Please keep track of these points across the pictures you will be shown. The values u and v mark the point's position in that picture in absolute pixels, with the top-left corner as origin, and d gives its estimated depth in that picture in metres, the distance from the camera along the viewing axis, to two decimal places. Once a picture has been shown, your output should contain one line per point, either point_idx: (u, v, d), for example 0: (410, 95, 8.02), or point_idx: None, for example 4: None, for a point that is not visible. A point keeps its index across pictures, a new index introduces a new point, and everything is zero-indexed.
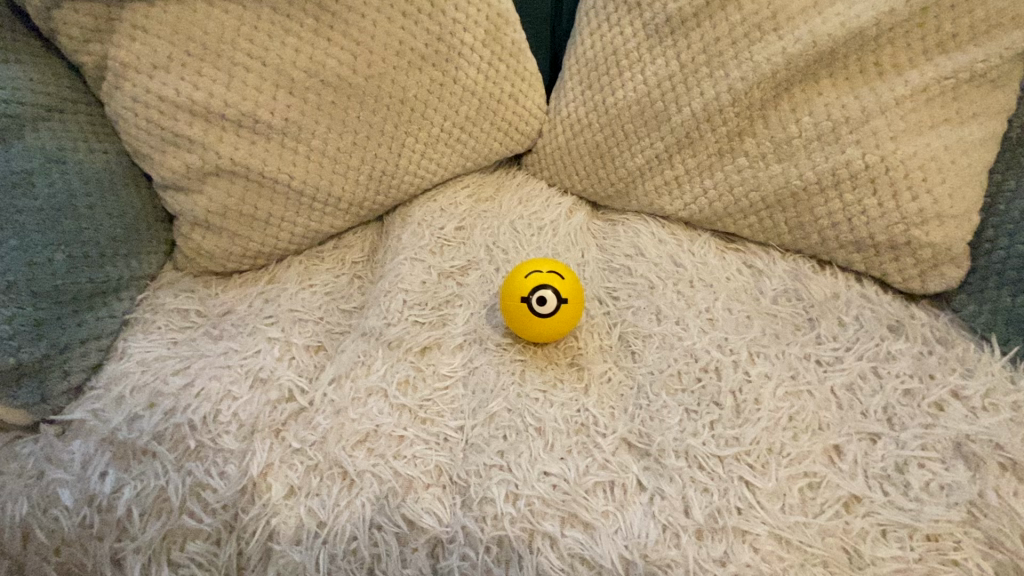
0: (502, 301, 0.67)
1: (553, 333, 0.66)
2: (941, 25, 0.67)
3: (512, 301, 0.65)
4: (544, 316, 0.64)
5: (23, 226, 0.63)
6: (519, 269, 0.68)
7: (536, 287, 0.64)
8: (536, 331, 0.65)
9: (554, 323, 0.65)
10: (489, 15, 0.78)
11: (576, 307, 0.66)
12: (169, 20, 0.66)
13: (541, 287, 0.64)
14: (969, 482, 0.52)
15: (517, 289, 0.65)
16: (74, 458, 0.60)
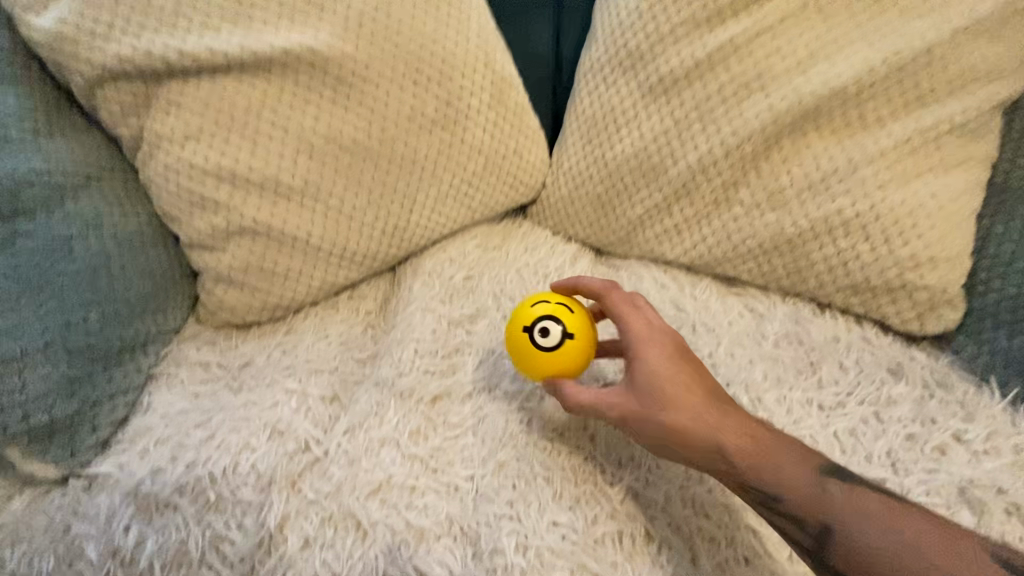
0: (507, 333, 0.66)
1: (560, 369, 0.63)
2: (917, 82, 0.71)
3: (513, 334, 0.65)
4: (544, 348, 0.63)
5: (62, 287, 0.68)
6: (528, 300, 0.68)
7: (536, 317, 0.64)
8: (540, 366, 0.63)
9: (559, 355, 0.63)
10: (493, 80, 0.84)
11: (583, 344, 0.64)
12: (200, 96, 0.72)
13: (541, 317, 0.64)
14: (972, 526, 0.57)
15: (521, 319, 0.65)
16: (100, 512, 0.62)
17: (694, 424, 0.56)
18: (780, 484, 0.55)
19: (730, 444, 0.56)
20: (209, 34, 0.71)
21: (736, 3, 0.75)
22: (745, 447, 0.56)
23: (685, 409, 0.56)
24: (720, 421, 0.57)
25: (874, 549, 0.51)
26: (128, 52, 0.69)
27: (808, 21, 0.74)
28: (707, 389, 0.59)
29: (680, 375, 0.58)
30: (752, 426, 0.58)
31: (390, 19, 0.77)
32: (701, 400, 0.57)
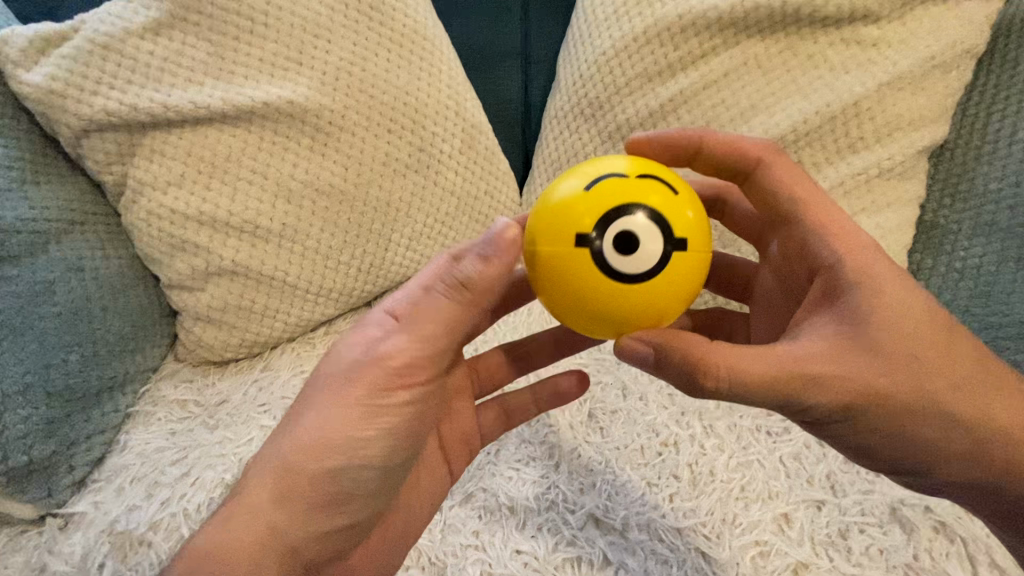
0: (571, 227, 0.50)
1: (665, 285, 0.49)
2: (850, 130, 0.77)
3: (579, 234, 0.49)
4: (624, 243, 0.49)
5: (43, 330, 0.70)
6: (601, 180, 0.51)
7: (614, 203, 0.49)
8: (631, 285, 0.49)
9: (660, 259, 0.49)
10: (464, 127, 0.89)
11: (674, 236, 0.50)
12: (184, 145, 0.76)
13: (623, 207, 0.49)
14: (905, 545, 0.61)
15: (591, 207, 0.49)
16: (75, 550, 0.67)
17: (890, 368, 0.49)
18: (929, 419, 0.50)
19: (895, 386, 0.49)
20: (193, 88, 0.76)
21: (685, 59, 0.82)
22: (905, 387, 0.49)
23: (887, 357, 0.49)
24: (918, 363, 0.49)
25: (1017, 446, 0.51)
26: (115, 106, 0.73)
27: (750, 75, 0.80)
28: (928, 330, 0.50)
29: (908, 312, 0.49)
30: (907, 363, 0.49)
31: (366, 73, 0.82)
32: (900, 344, 0.49)
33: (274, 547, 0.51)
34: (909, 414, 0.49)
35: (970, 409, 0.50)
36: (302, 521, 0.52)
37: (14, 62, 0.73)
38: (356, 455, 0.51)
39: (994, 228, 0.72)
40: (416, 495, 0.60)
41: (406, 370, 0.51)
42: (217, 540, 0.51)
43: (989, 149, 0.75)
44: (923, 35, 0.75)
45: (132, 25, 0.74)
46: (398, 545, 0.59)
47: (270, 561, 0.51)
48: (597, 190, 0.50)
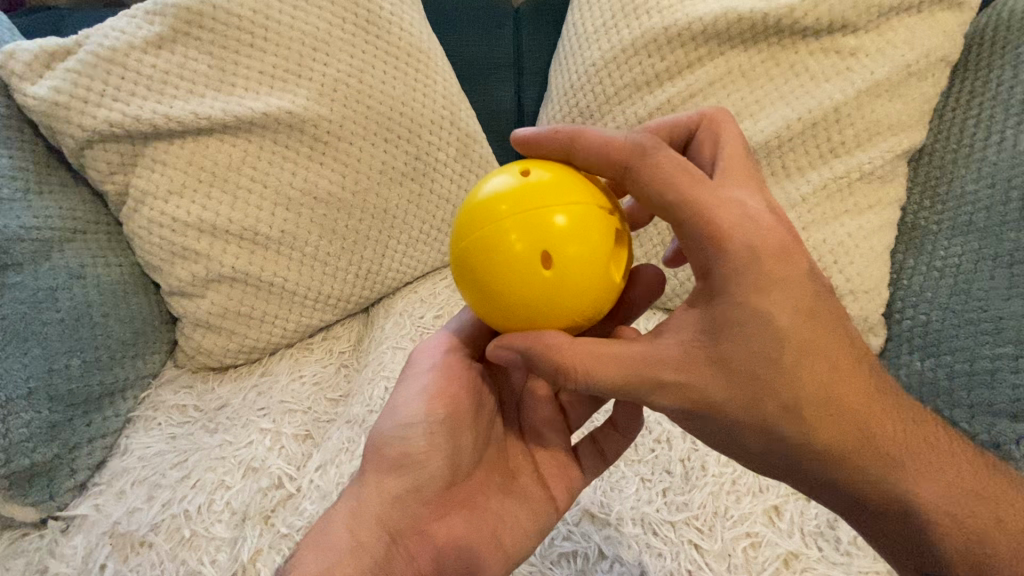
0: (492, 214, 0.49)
1: (541, 298, 0.48)
2: (830, 136, 0.80)
3: (487, 238, 0.49)
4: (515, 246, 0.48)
5: (47, 336, 0.72)
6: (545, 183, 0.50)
7: (531, 204, 0.48)
8: (512, 295, 0.48)
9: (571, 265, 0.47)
10: (458, 136, 0.91)
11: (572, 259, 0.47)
12: (184, 154, 0.78)
13: (540, 211, 0.48)
14: None
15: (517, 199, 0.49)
16: (77, 552, 0.67)
17: (750, 382, 0.46)
18: (787, 430, 0.48)
19: (751, 402, 0.47)
20: (194, 99, 0.78)
21: (671, 69, 0.85)
22: (772, 404, 0.47)
23: (750, 371, 0.46)
24: (781, 377, 0.46)
25: (875, 458, 0.50)
26: (118, 118, 0.75)
27: (734, 84, 0.83)
28: (799, 341, 0.46)
29: (783, 326, 0.45)
30: (777, 379, 0.46)
31: (363, 84, 0.84)
32: (769, 358, 0.46)
33: (365, 522, 0.54)
34: (773, 424, 0.48)
35: (833, 423, 0.49)
36: (386, 489, 0.56)
37: (19, 76, 0.75)
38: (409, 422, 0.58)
39: (971, 228, 0.74)
40: (511, 505, 0.59)
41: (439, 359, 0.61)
42: (322, 519, 0.56)
43: (966, 151, 0.77)
44: (899, 45, 0.79)
45: (135, 40, 0.76)
46: (491, 552, 0.57)
47: (364, 531, 0.54)
48: (518, 189, 0.49)
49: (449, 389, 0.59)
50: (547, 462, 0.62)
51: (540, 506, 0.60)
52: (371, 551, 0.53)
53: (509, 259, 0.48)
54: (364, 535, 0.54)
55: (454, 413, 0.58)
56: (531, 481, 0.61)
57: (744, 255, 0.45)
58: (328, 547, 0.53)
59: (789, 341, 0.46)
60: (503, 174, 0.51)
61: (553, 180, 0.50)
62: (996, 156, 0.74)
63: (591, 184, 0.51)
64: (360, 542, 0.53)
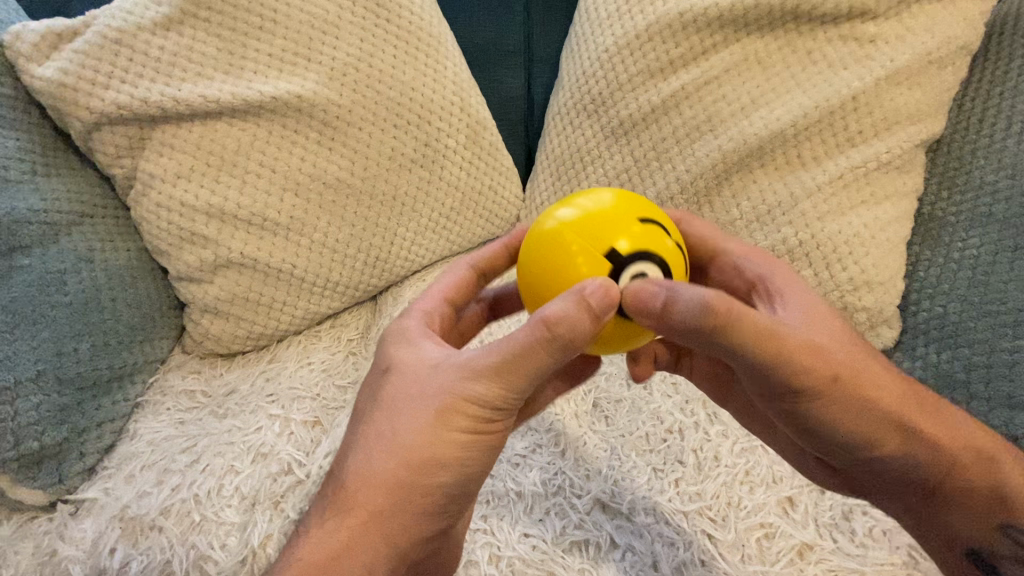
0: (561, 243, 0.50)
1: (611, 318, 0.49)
2: (847, 124, 0.78)
3: (557, 269, 0.50)
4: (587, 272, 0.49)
5: (55, 319, 0.71)
6: (614, 215, 0.50)
7: (597, 233, 0.49)
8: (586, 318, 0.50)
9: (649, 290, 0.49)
10: (468, 123, 0.89)
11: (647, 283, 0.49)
12: (193, 138, 0.77)
13: (608, 241, 0.49)
14: None
15: (589, 230, 0.50)
16: (86, 536, 0.68)
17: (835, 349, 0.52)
18: (869, 405, 0.52)
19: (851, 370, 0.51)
20: (202, 82, 0.76)
21: (686, 55, 0.83)
22: (868, 377, 0.52)
23: (843, 341, 0.52)
24: (863, 351, 0.53)
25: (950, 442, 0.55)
26: (126, 100, 0.74)
27: (749, 71, 0.82)
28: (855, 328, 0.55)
29: (825, 316, 0.53)
30: (862, 357, 0.53)
31: (372, 69, 0.83)
32: (834, 329, 0.53)
33: (384, 558, 0.49)
34: (862, 390, 0.52)
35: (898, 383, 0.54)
36: (410, 532, 0.49)
37: (26, 57, 0.74)
38: (459, 470, 0.50)
39: (990, 220, 0.73)
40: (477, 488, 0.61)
41: (504, 406, 0.49)
42: (317, 552, 0.49)
43: (986, 141, 0.76)
44: (919, 32, 0.77)
45: (144, 21, 0.75)
46: (466, 531, 0.59)
47: (380, 569, 0.49)
48: (583, 220, 0.50)
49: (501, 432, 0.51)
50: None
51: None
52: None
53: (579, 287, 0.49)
54: (383, 570, 0.49)
55: (496, 451, 0.52)
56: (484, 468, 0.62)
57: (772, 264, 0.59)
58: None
59: (854, 335, 0.54)
60: (563, 207, 0.52)
61: (612, 209, 0.51)
62: (1016, 147, 0.73)
63: (642, 206, 0.52)
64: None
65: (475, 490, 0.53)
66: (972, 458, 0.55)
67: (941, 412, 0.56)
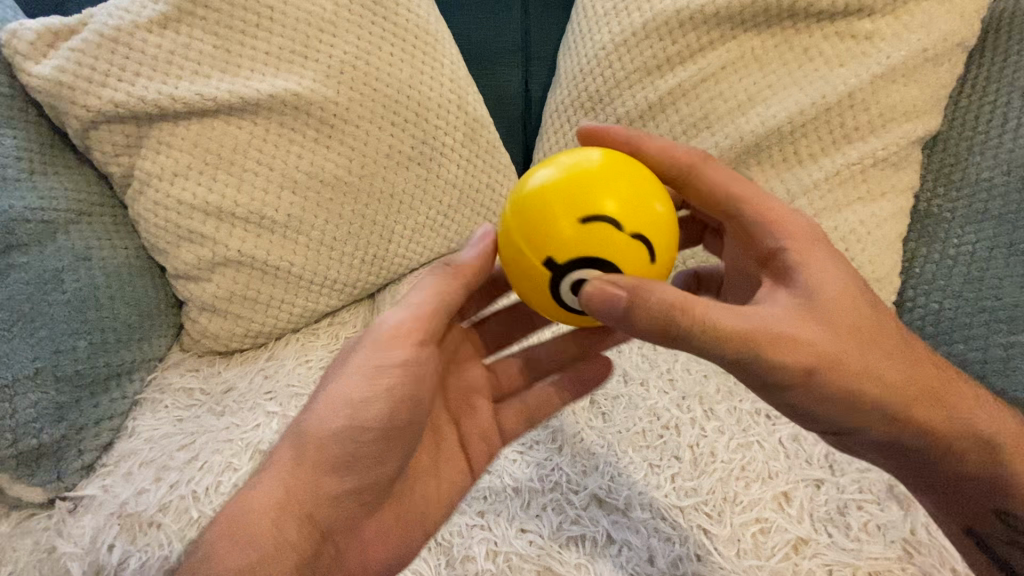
0: (544, 202, 0.52)
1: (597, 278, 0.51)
2: (844, 121, 0.79)
3: (540, 227, 0.51)
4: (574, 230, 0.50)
5: (53, 317, 0.72)
6: (597, 178, 0.52)
7: (581, 193, 0.51)
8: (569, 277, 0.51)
9: (631, 249, 0.51)
10: (466, 120, 0.89)
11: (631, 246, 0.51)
12: (190, 136, 0.77)
13: (592, 200, 0.51)
14: (902, 520, 0.63)
15: (574, 189, 0.51)
16: (85, 533, 0.68)
17: (831, 343, 0.50)
18: (855, 393, 0.51)
19: (841, 363, 0.50)
20: (199, 80, 0.77)
21: (683, 53, 0.83)
22: (861, 368, 0.51)
23: (838, 331, 0.50)
24: (864, 340, 0.51)
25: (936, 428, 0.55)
26: (124, 98, 0.74)
27: (746, 68, 0.82)
28: (863, 312, 0.52)
29: (831, 298, 0.51)
30: (859, 347, 0.51)
31: (370, 67, 0.83)
32: (840, 315, 0.51)
33: (290, 517, 0.54)
34: (844, 381, 0.50)
35: (897, 365, 0.53)
36: (318, 493, 0.55)
37: (22, 55, 0.73)
38: (362, 433, 0.54)
39: (986, 217, 0.73)
40: (433, 486, 0.61)
41: (397, 362, 0.55)
42: (245, 505, 0.55)
43: (982, 138, 0.76)
44: (916, 29, 0.77)
45: (140, 19, 0.75)
46: (404, 537, 0.59)
47: (288, 526, 0.54)
48: (567, 180, 0.52)
49: (399, 391, 0.55)
50: (470, 428, 0.64)
51: (461, 482, 0.62)
52: (299, 544, 0.54)
53: (562, 245, 0.51)
54: (289, 532, 0.54)
55: (406, 420, 0.56)
56: (450, 463, 0.62)
57: (804, 234, 0.54)
58: (253, 539, 0.53)
59: (858, 322, 0.51)
60: (548, 166, 0.54)
61: (599, 168, 0.53)
62: (1011, 144, 0.73)
63: (631, 167, 0.54)
64: (287, 538, 0.54)
65: (383, 460, 0.56)
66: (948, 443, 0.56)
67: (945, 392, 0.56)
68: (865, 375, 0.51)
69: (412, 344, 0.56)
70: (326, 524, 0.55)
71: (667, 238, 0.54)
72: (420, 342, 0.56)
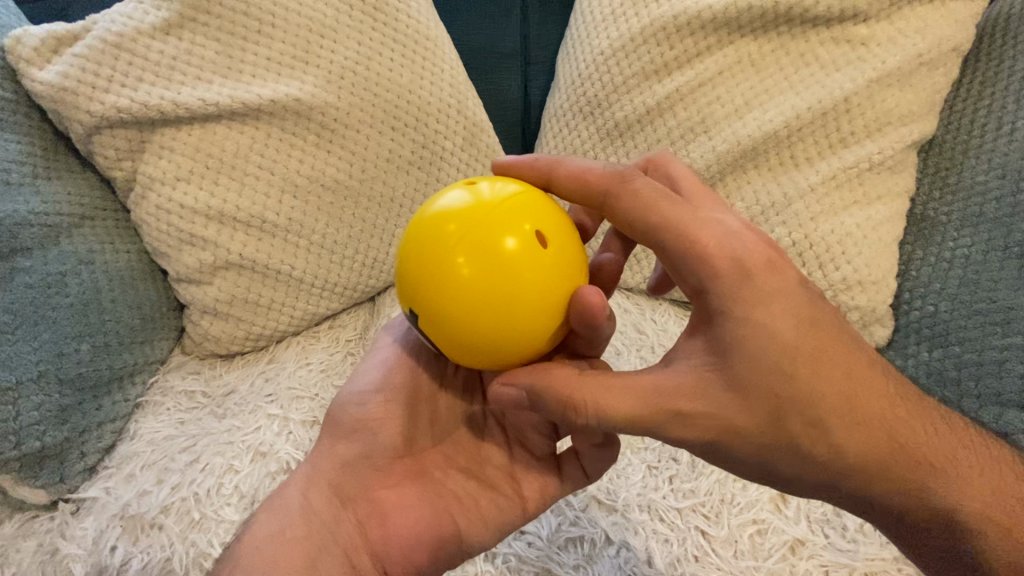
0: (441, 235, 0.49)
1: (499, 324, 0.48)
2: (840, 126, 0.79)
3: (435, 263, 0.49)
4: (469, 271, 0.48)
5: (56, 320, 0.72)
6: (503, 210, 0.50)
7: (482, 227, 0.48)
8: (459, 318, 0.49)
9: (519, 297, 0.48)
10: (465, 125, 0.90)
11: (535, 290, 0.48)
12: (192, 141, 0.78)
13: (489, 235, 0.48)
14: None
15: (474, 223, 0.49)
16: (87, 534, 0.68)
17: (745, 399, 0.46)
18: (786, 454, 0.48)
19: (753, 430, 0.47)
20: (201, 85, 0.77)
21: (680, 58, 0.84)
22: (783, 434, 0.47)
23: (749, 395, 0.46)
24: (793, 401, 0.46)
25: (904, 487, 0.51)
26: (126, 103, 0.75)
27: (743, 73, 0.83)
28: (797, 362, 0.46)
29: (749, 359, 0.45)
30: (782, 415, 0.46)
31: (370, 72, 0.84)
32: (764, 368, 0.45)
33: (318, 489, 0.59)
34: (755, 448, 0.48)
35: (844, 405, 0.48)
36: (342, 463, 0.60)
37: (27, 61, 0.74)
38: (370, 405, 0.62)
39: (981, 220, 0.74)
40: (467, 483, 0.60)
41: (396, 345, 0.66)
42: (284, 483, 0.61)
43: (977, 142, 0.77)
44: (911, 34, 0.78)
45: (143, 26, 0.76)
46: (439, 530, 0.57)
47: (314, 496, 0.58)
48: (471, 208, 0.49)
49: (401, 365, 0.64)
50: (522, 450, 0.61)
51: (500, 497, 0.59)
52: (325, 514, 0.57)
53: (453, 286, 0.48)
54: (316, 505, 0.58)
55: (410, 391, 0.63)
56: (498, 468, 0.61)
57: (737, 276, 0.45)
58: (285, 510, 0.58)
59: (785, 382, 0.46)
60: (458, 190, 0.52)
61: (504, 204, 0.50)
62: (1006, 147, 0.74)
63: (543, 207, 0.51)
64: (311, 507, 0.58)
65: (386, 426, 0.61)
66: (916, 501, 0.52)
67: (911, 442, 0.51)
68: (788, 442, 0.47)
69: (404, 332, 0.66)
70: (349, 498, 0.58)
71: (569, 287, 0.50)
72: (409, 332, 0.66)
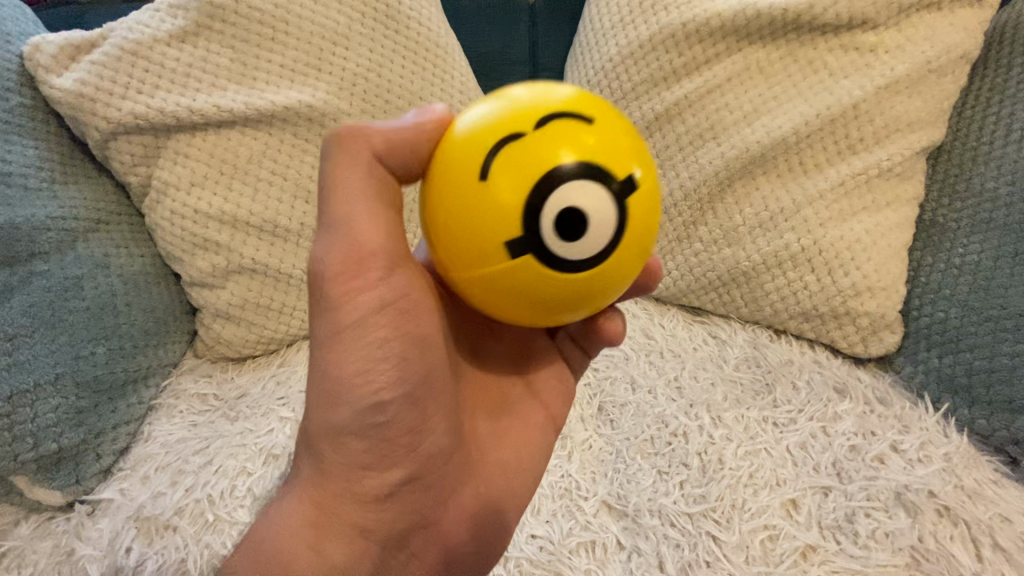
0: (509, 183, 0.43)
1: (597, 268, 0.44)
2: (848, 132, 0.79)
3: (507, 206, 0.43)
4: (559, 222, 0.42)
5: (73, 323, 0.73)
6: (555, 142, 0.43)
7: (547, 156, 0.43)
8: (572, 248, 0.43)
9: (572, 251, 0.43)
10: None
11: (627, 231, 0.45)
12: (206, 146, 0.79)
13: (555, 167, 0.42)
14: (910, 528, 0.64)
15: (538, 162, 0.43)
16: (103, 535, 0.69)
17: None
18: None
19: None
20: (216, 92, 0.78)
21: (689, 64, 0.84)
22: None
23: None
24: None
25: None
26: (143, 110, 0.76)
27: (751, 80, 0.83)
28: None
29: None
30: None
31: (381, 79, 0.85)
32: None
33: (332, 536, 0.52)
34: None
35: None
36: (358, 489, 0.52)
37: (45, 68, 0.76)
38: (371, 399, 0.50)
39: (991, 226, 0.74)
40: (500, 451, 0.60)
41: (384, 300, 0.49)
42: (272, 532, 0.53)
43: (985, 149, 0.77)
44: (919, 41, 0.78)
45: (159, 33, 0.77)
46: (485, 507, 0.58)
47: (335, 549, 0.52)
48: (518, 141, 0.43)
49: (409, 355, 0.51)
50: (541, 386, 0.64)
51: (529, 447, 0.61)
52: (359, 558, 0.53)
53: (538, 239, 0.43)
54: (337, 555, 0.52)
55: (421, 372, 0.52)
56: (518, 420, 0.62)
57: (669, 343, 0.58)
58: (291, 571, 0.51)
59: None
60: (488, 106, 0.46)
61: (566, 135, 0.44)
62: (1015, 154, 0.74)
63: (607, 130, 0.46)
64: (339, 560, 0.52)
65: (419, 438, 0.53)
66: None
67: None
68: None
69: (377, 271, 0.49)
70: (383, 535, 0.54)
71: (631, 242, 0.45)
72: (382, 269, 0.49)
